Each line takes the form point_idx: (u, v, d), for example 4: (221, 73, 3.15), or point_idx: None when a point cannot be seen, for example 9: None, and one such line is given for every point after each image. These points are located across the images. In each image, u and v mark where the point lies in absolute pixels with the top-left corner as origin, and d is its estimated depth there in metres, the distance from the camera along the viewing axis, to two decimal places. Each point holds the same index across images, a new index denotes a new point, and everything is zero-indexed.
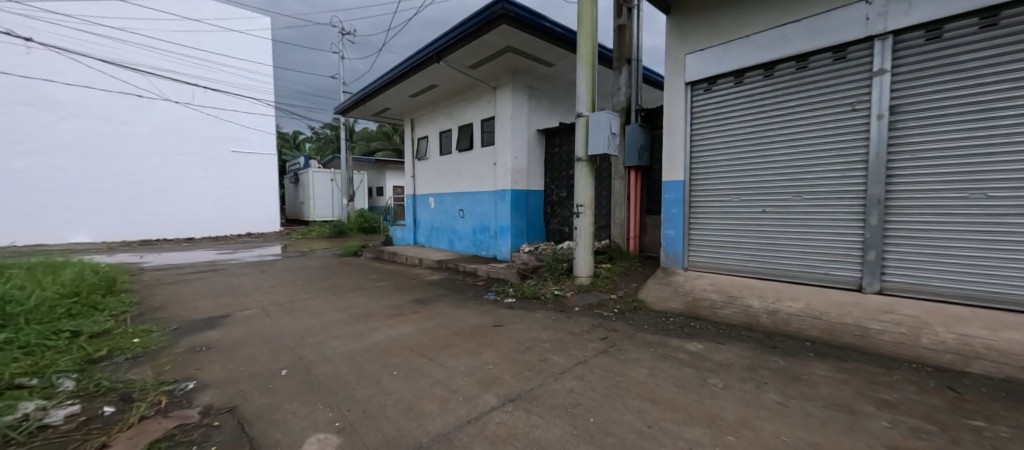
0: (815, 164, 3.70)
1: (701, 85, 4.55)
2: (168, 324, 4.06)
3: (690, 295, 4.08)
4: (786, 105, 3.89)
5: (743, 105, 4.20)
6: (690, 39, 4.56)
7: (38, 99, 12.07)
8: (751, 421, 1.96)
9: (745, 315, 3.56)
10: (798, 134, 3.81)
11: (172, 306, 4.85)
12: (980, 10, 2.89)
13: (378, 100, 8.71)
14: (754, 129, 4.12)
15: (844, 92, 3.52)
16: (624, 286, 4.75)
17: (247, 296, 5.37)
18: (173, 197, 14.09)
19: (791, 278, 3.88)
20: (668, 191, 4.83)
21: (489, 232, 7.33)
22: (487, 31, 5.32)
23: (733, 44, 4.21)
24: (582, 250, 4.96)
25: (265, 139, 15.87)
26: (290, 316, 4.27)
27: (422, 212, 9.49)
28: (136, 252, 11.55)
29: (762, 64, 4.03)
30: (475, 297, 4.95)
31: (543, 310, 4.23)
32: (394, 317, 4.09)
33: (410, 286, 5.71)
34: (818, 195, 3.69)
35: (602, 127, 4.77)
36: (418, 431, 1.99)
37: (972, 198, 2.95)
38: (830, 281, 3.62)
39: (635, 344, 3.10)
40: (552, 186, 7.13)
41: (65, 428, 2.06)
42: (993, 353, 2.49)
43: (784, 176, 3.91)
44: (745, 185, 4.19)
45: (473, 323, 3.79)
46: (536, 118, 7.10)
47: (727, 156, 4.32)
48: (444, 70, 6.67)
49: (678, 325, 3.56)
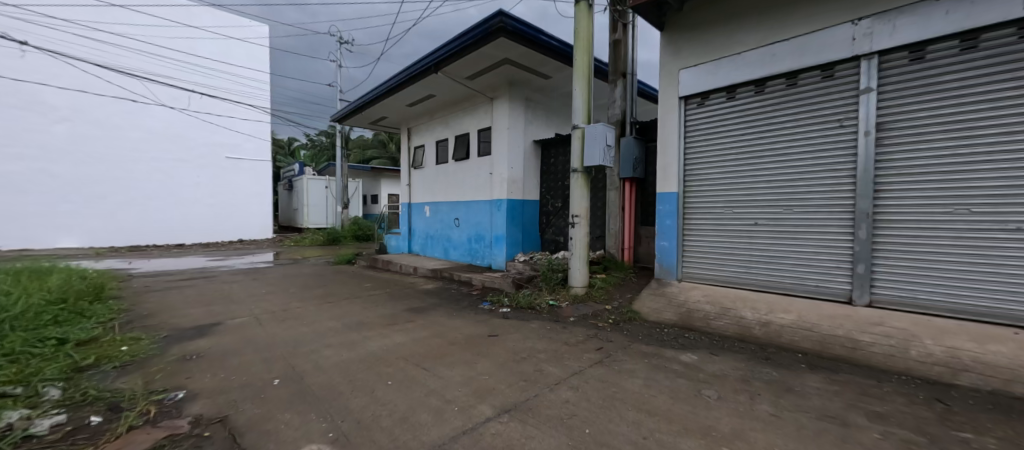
0: (806, 178, 3.78)
1: (695, 99, 4.63)
2: (158, 332, 4.00)
3: (684, 307, 4.09)
4: (777, 120, 3.98)
5: (736, 119, 4.28)
6: (684, 55, 4.66)
7: (30, 102, 11.96)
8: (746, 432, 1.97)
9: (739, 326, 3.58)
10: (788, 148, 3.90)
11: (160, 314, 4.77)
12: (961, 33, 3.01)
13: (376, 109, 8.75)
14: (747, 143, 4.20)
15: (834, 108, 3.61)
16: (618, 297, 4.77)
17: (240, 304, 5.30)
18: (162, 203, 13.92)
19: (783, 289, 3.93)
20: (662, 203, 4.87)
21: (485, 241, 7.33)
22: (486, 43, 5.40)
23: (725, 61, 4.32)
24: (577, 260, 4.98)
25: (261, 146, 15.82)
26: (283, 325, 4.22)
27: (417, 221, 9.50)
28: (125, 258, 11.40)
29: (754, 80, 4.12)
30: (470, 306, 4.93)
31: (539, 320, 4.22)
32: (388, 326, 4.06)
33: (405, 295, 5.68)
34: (810, 209, 3.75)
35: (598, 140, 4.82)
36: (413, 442, 1.97)
37: (957, 213, 3.03)
38: (821, 293, 3.67)
39: (630, 355, 3.11)
40: (547, 196, 7.20)
41: (51, 438, 2.02)
42: (980, 366, 2.54)
43: (777, 189, 3.97)
44: (738, 198, 4.25)
45: (469, 333, 3.78)
46: (533, 128, 7.18)
47: (721, 169, 4.39)
48: (442, 80, 6.73)
49: (672, 336, 3.58)
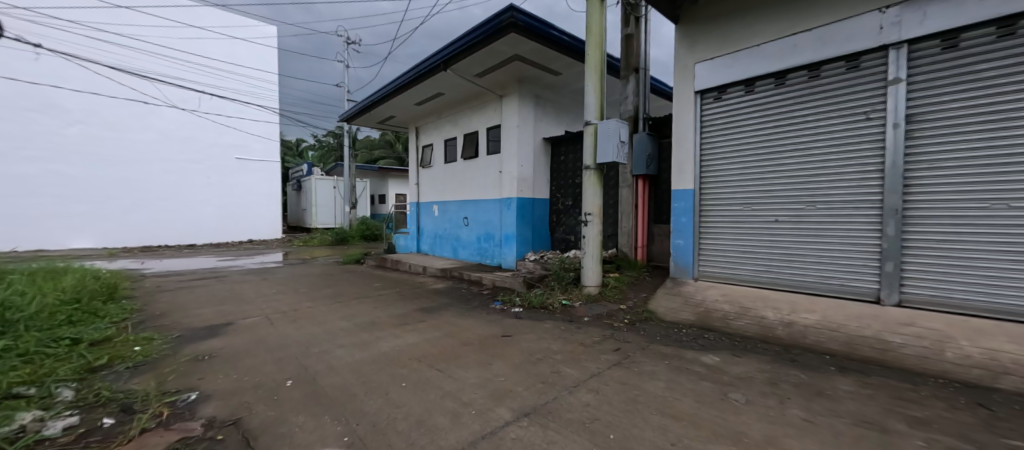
0: (829, 174, 3.66)
1: (711, 93, 4.52)
2: (170, 331, 3.99)
3: (702, 307, 3.99)
4: (798, 113, 3.85)
5: (754, 114, 4.17)
6: (699, 49, 4.55)
7: (45, 105, 12.13)
8: (778, 439, 1.88)
9: (761, 327, 3.47)
10: (810, 142, 3.77)
11: (173, 314, 4.78)
12: (997, 19, 2.87)
13: (384, 108, 8.73)
14: (766, 138, 4.08)
15: (859, 100, 3.48)
16: (633, 296, 4.67)
17: (250, 304, 5.28)
18: (174, 205, 14.06)
19: (805, 288, 3.80)
20: (677, 200, 4.77)
21: (494, 240, 7.27)
22: (495, 39, 5.32)
23: (743, 53, 4.20)
24: (590, 258, 4.89)
25: (269, 147, 15.89)
26: (294, 325, 4.18)
27: (425, 220, 9.45)
28: (137, 258, 11.54)
29: (774, 72, 3.99)
30: (481, 306, 4.85)
31: (552, 320, 4.13)
32: (400, 326, 4.01)
33: (415, 295, 5.64)
34: (834, 205, 3.63)
35: (611, 135, 4.72)
36: (430, 446, 1.90)
37: (995, 208, 2.89)
38: (847, 293, 3.55)
39: (648, 356, 3.02)
40: (557, 194, 7.10)
41: (63, 441, 1.99)
42: (1021, 368, 2.41)
43: (797, 186, 3.85)
44: (757, 194, 4.14)
45: (481, 333, 3.70)
46: (543, 126, 7.09)
47: (738, 165, 4.28)
48: (451, 77, 6.68)
49: (691, 335, 3.47)
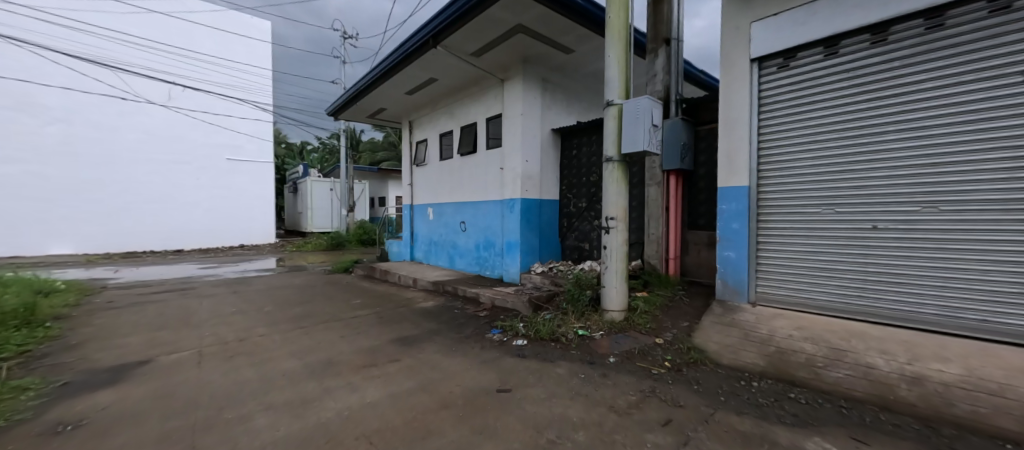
0: (959, 160, 2.59)
1: (773, 60, 3.46)
2: (61, 376, 3.01)
3: (773, 345, 2.91)
4: (908, 80, 2.78)
5: (838, 83, 3.09)
6: (757, 4, 3.50)
7: (23, 103, 11.45)
8: None
9: (873, 383, 2.38)
10: (929, 118, 2.69)
11: (90, 345, 3.81)
12: None
13: (373, 100, 7.81)
14: (856, 115, 3.01)
15: (1009, 57, 2.44)
16: (671, 325, 3.60)
17: (195, 329, 4.30)
18: (158, 208, 13.20)
19: (923, 324, 2.71)
20: (725, 201, 3.70)
21: (495, 248, 6.25)
22: (492, 3, 4.34)
23: (822, 4, 3.13)
24: (614, 276, 3.82)
25: (263, 147, 15.06)
26: (227, 365, 3.18)
27: (420, 225, 8.47)
28: (115, 265, 10.65)
29: (869, 26, 2.92)
30: (474, 335, 3.82)
31: (565, 361, 3.10)
32: (361, 370, 2.99)
33: (397, 317, 4.62)
34: (969, 204, 2.55)
35: (640, 118, 3.67)
36: None
37: None
38: (995, 333, 2.47)
39: (720, 439, 1.95)
40: (569, 195, 6.06)
41: None
42: None
43: (906, 178, 2.78)
44: (841, 190, 3.08)
45: (467, 385, 2.67)
46: (551, 114, 6.06)
47: (813, 152, 3.22)
48: (443, 58, 5.70)
49: (772, 396, 2.40)
